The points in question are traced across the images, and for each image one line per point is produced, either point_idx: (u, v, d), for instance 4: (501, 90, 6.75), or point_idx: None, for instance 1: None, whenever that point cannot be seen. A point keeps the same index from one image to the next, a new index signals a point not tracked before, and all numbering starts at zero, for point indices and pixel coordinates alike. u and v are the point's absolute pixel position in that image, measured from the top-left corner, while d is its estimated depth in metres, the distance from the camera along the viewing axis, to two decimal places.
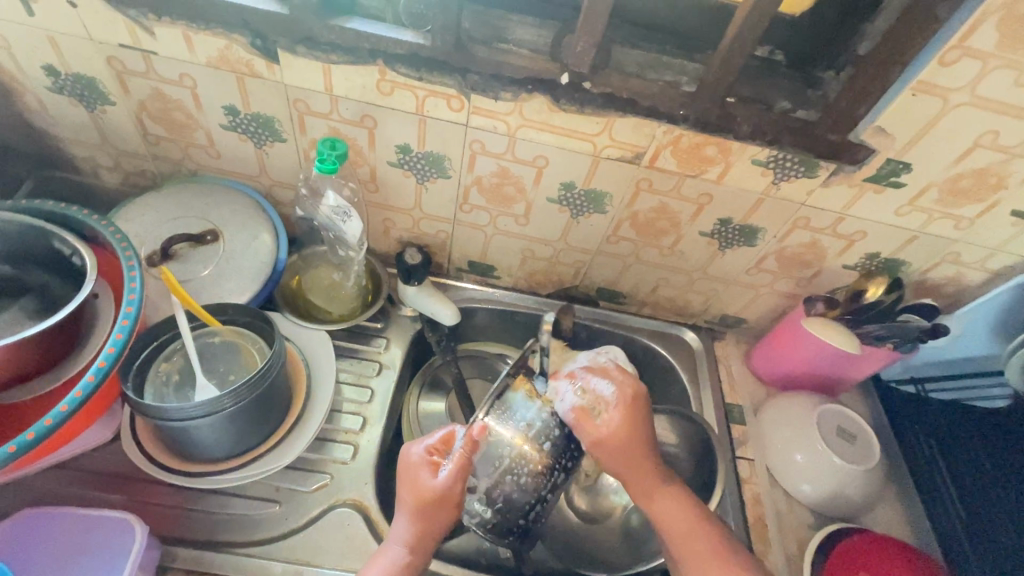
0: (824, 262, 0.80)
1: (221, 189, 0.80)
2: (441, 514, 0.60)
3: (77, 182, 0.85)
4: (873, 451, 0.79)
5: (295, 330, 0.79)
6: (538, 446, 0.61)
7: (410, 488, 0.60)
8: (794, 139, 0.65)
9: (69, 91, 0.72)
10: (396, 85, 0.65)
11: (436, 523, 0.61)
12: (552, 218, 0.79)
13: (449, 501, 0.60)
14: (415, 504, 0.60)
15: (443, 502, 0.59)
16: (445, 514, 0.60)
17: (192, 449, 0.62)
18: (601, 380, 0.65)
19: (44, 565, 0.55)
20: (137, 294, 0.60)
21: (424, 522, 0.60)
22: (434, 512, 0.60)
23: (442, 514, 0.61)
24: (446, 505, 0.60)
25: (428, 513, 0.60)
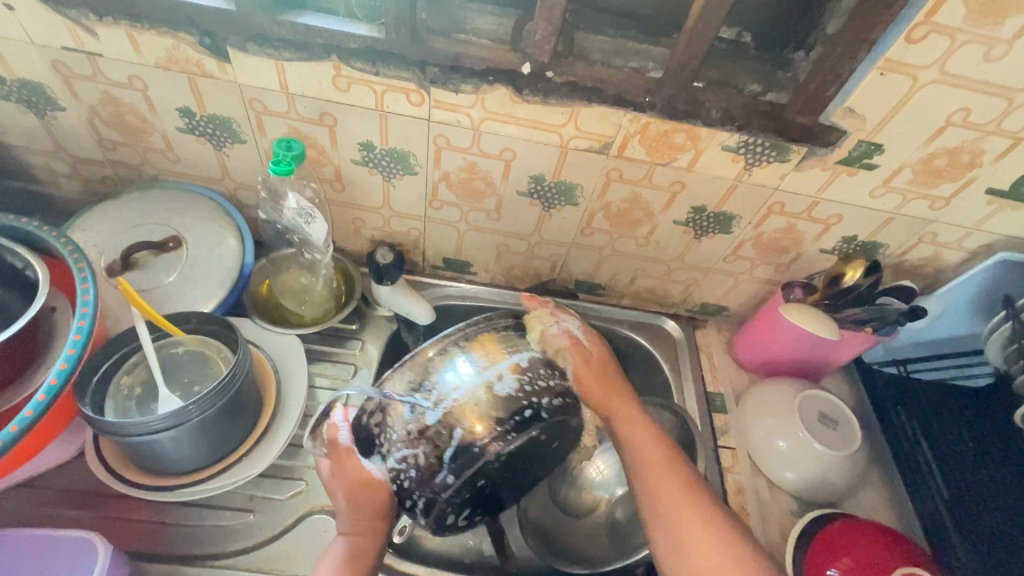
0: (802, 247, 0.79)
1: (183, 193, 0.78)
2: (366, 497, 0.57)
3: (36, 191, 0.82)
4: (854, 435, 0.78)
5: (266, 336, 0.77)
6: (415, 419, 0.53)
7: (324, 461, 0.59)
8: (764, 123, 0.63)
9: (16, 98, 0.69)
10: (353, 80, 0.63)
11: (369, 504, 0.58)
12: (524, 211, 0.78)
13: (365, 489, 0.56)
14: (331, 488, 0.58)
15: (366, 488, 0.56)
16: (368, 496, 0.57)
17: (157, 463, 0.61)
18: (569, 319, 0.65)
19: None
20: (90, 307, 0.59)
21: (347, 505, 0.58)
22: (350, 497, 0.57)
23: (364, 499, 0.57)
24: (364, 491, 0.56)
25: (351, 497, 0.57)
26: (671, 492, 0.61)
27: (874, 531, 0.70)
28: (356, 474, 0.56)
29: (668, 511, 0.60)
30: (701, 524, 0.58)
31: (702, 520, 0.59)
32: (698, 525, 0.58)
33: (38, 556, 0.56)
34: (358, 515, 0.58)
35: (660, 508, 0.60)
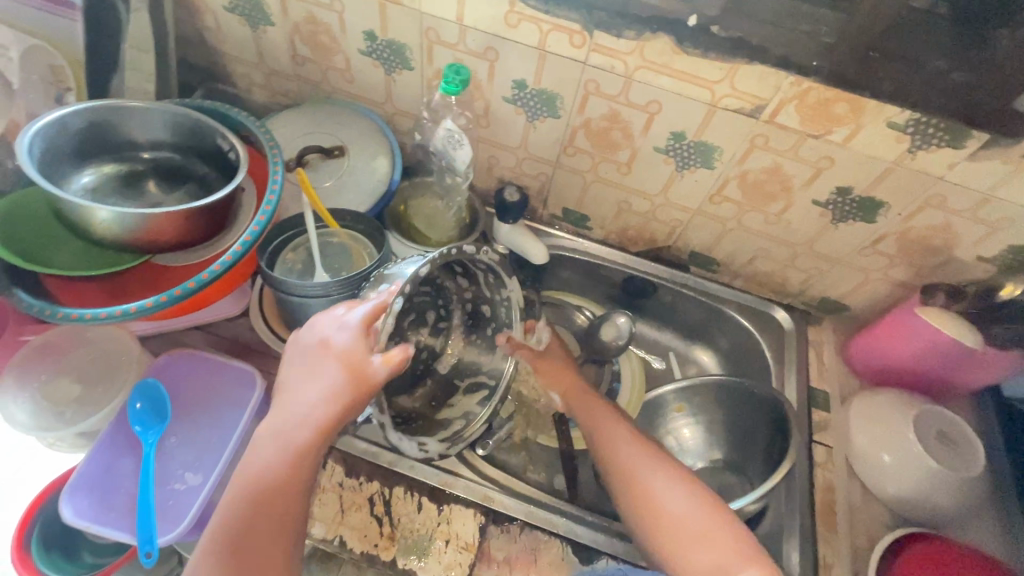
0: (955, 250, 0.72)
1: (351, 112, 0.88)
2: (301, 473, 0.54)
3: (234, 96, 0.97)
4: (976, 460, 0.72)
5: (399, 247, 0.84)
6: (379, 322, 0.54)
7: (341, 374, 0.55)
8: (942, 102, 0.59)
9: (240, 11, 0.82)
10: (524, 17, 0.67)
11: (274, 482, 0.53)
12: (655, 169, 0.79)
13: (318, 447, 0.55)
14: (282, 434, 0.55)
15: (356, 378, 0.54)
16: (303, 469, 0.55)
17: (306, 329, 0.72)
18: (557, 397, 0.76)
19: (180, 403, 0.63)
20: (279, 189, 0.70)
21: (281, 470, 0.54)
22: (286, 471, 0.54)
23: (302, 463, 0.54)
24: (313, 449, 0.55)
25: (307, 428, 0.55)
26: (636, 454, 0.65)
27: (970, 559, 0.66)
28: (326, 417, 0.55)
29: (639, 477, 0.63)
30: (682, 493, 0.61)
31: (680, 485, 0.61)
32: (677, 495, 0.60)
33: (210, 383, 0.65)
34: (273, 490, 0.53)
35: (617, 459, 0.65)
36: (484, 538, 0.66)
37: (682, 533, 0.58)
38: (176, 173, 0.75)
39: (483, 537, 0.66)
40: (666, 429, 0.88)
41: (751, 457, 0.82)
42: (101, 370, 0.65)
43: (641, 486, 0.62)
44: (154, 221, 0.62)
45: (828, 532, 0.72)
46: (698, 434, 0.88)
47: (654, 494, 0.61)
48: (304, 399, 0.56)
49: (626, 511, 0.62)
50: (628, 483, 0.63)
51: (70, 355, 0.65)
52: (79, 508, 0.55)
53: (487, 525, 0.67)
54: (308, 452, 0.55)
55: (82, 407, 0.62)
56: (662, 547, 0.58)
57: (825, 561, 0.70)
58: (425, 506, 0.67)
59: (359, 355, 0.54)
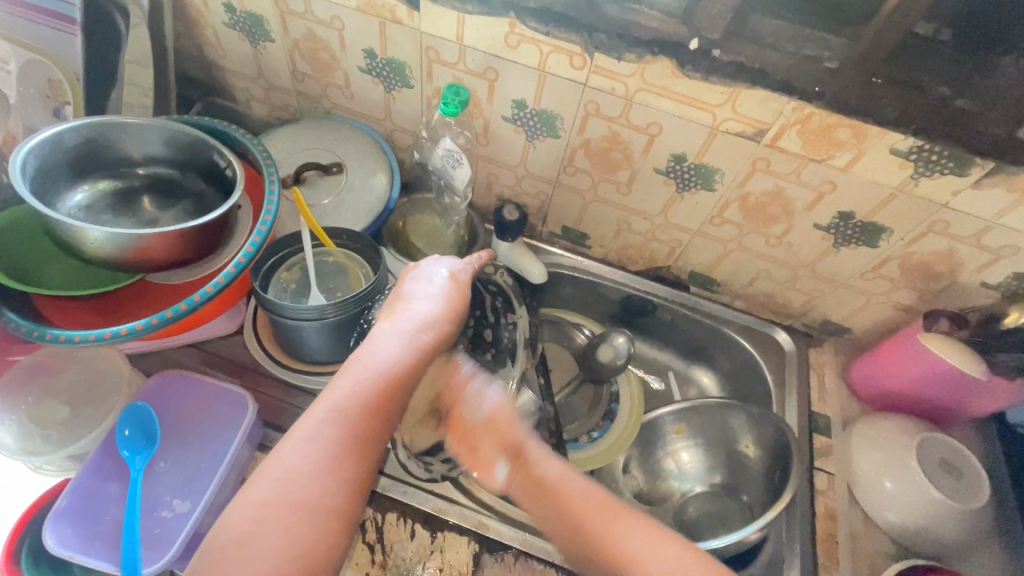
0: (959, 276, 0.71)
1: (350, 129, 0.87)
2: (386, 412, 0.51)
3: (233, 109, 0.97)
4: (981, 490, 0.71)
5: (396, 265, 0.83)
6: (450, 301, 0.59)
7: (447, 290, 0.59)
8: (946, 129, 0.58)
9: (240, 27, 0.82)
10: (524, 38, 0.67)
11: (358, 420, 0.50)
12: (656, 190, 0.78)
13: (414, 367, 0.54)
14: (371, 373, 0.51)
15: (460, 314, 0.59)
16: (389, 391, 0.51)
17: (299, 350, 0.70)
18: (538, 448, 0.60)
19: (170, 427, 0.62)
20: (275, 208, 0.70)
21: (372, 396, 0.51)
22: (369, 408, 0.50)
23: (390, 400, 0.51)
24: (407, 375, 0.53)
25: (426, 326, 0.56)
26: (597, 508, 0.54)
27: None
28: (439, 320, 0.56)
29: (607, 522, 0.53)
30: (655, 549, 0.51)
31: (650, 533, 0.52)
32: (642, 539, 0.52)
33: (200, 406, 0.64)
34: (364, 409, 0.50)
35: (580, 516, 0.54)
36: (477, 567, 0.64)
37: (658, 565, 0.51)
38: (172, 190, 0.74)
39: (477, 566, 0.64)
40: (665, 450, 0.88)
41: (751, 482, 0.81)
42: (90, 390, 0.63)
43: (608, 537, 0.52)
44: (147, 240, 0.61)
45: (829, 562, 0.71)
46: (697, 457, 0.87)
47: (621, 547, 0.51)
48: (390, 340, 0.54)
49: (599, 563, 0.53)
50: (588, 537, 0.53)
51: (60, 376, 0.64)
52: (62, 535, 0.53)
53: (481, 553, 0.65)
54: (407, 370, 0.53)
55: (69, 430, 0.61)
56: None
57: None
58: (417, 533, 0.66)
59: (462, 288, 0.60)
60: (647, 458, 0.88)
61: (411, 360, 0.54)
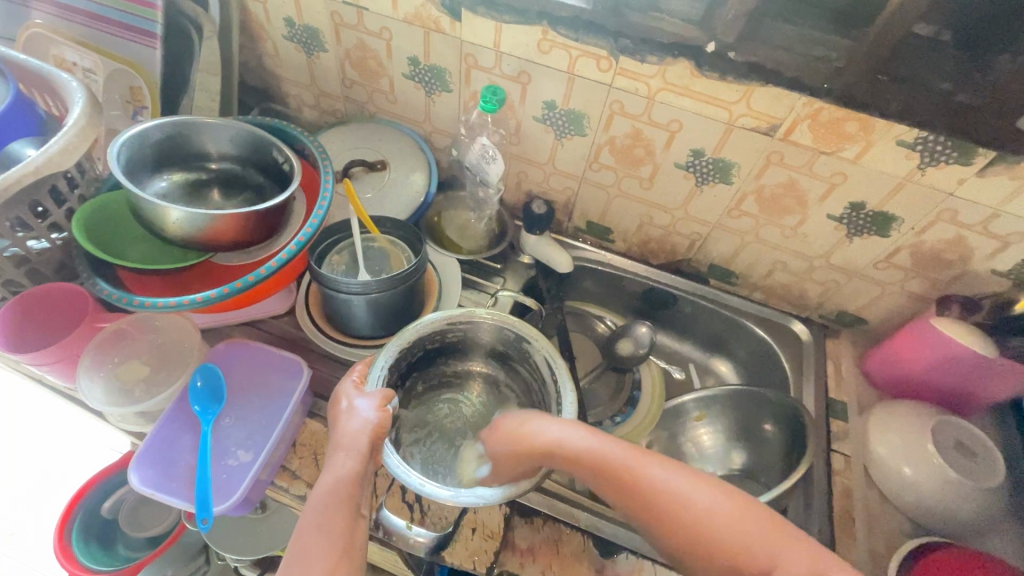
0: (969, 264, 0.75)
1: (392, 130, 0.95)
2: (341, 518, 0.55)
3: (285, 114, 1.06)
4: (997, 469, 0.72)
5: (434, 255, 0.91)
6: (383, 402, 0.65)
7: (375, 414, 0.63)
8: (950, 121, 0.63)
9: (298, 39, 0.91)
10: (555, 44, 0.74)
11: (314, 544, 0.53)
12: (676, 183, 0.84)
13: (357, 484, 0.58)
14: (320, 498, 0.56)
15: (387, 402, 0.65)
16: (338, 518, 0.55)
17: (346, 325, 0.77)
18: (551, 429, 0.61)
19: (234, 390, 0.68)
20: (329, 196, 0.77)
21: (320, 510, 0.55)
22: (318, 535, 0.53)
23: (341, 520, 0.55)
24: (351, 490, 0.57)
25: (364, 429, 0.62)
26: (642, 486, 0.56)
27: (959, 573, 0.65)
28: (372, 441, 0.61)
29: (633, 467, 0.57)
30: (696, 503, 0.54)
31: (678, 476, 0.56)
32: (658, 468, 0.57)
33: (261, 370, 0.70)
34: (327, 513, 0.55)
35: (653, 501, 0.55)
36: (509, 528, 0.69)
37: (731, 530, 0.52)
38: (237, 183, 0.83)
39: (508, 527, 0.69)
40: (685, 434, 0.91)
41: (769, 462, 0.84)
42: (165, 356, 0.71)
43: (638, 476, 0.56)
44: (221, 220, 0.69)
45: (846, 538, 0.73)
46: (717, 442, 0.90)
47: (653, 479, 0.56)
48: (328, 474, 0.59)
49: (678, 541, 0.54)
50: (622, 485, 0.56)
51: (140, 341, 0.72)
52: (145, 476, 0.60)
53: (512, 515, 0.70)
54: (352, 494, 0.57)
55: (148, 387, 0.69)
56: (697, 561, 0.53)
57: None
58: None
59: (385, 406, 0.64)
60: (667, 441, 0.91)
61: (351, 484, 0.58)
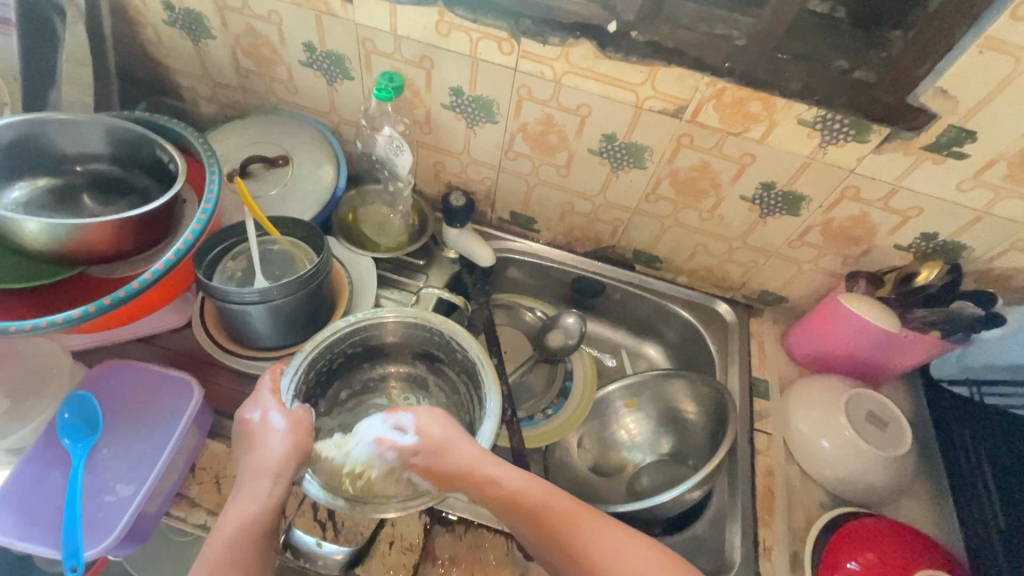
0: (874, 240, 0.76)
1: (296, 122, 0.89)
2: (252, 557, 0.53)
3: (180, 108, 0.97)
4: (904, 437, 0.75)
5: (348, 254, 0.86)
6: (302, 414, 0.62)
7: (294, 431, 0.60)
8: (846, 99, 0.63)
9: (181, 25, 0.83)
10: (453, 26, 0.69)
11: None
12: (593, 170, 0.81)
13: (273, 515, 0.56)
14: (232, 535, 0.53)
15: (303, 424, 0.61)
16: (250, 555, 0.53)
17: (246, 337, 0.71)
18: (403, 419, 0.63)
19: (114, 417, 0.62)
20: (215, 197, 0.70)
21: (233, 546, 0.53)
22: (232, 572, 0.51)
23: (252, 558, 0.53)
24: (267, 521, 0.55)
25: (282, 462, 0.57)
26: (564, 509, 0.57)
27: (843, 561, 0.66)
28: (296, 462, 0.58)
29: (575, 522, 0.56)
30: (624, 548, 0.55)
31: (622, 536, 0.56)
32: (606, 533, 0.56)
33: (146, 392, 0.64)
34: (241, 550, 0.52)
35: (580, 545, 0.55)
36: (429, 539, 0.66)
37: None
38: (117, 186, 0.75)
39: (428, 537, 0.66)
40: (617, 422, 0.90)
41: (696, 445, 0.84)
42: (32, 383, 0.64)
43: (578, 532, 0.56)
44: (86, 229, 0.61)
45: (767, 516, 0.74)
46: (648, 428, 0.89)
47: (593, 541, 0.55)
48: (247, 503, 0.55)
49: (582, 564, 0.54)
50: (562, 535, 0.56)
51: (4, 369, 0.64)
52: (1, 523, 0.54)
53: (432, 525, 0.67)
54: (270, 525, 0.55)
55: (8, 421, 0.61)
56: None
57: (765, 544, 0.72)
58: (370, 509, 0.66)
59: (305, 422, 0.61)
60: (599, 431, 0.90)
61: (271, 511, 0.56)
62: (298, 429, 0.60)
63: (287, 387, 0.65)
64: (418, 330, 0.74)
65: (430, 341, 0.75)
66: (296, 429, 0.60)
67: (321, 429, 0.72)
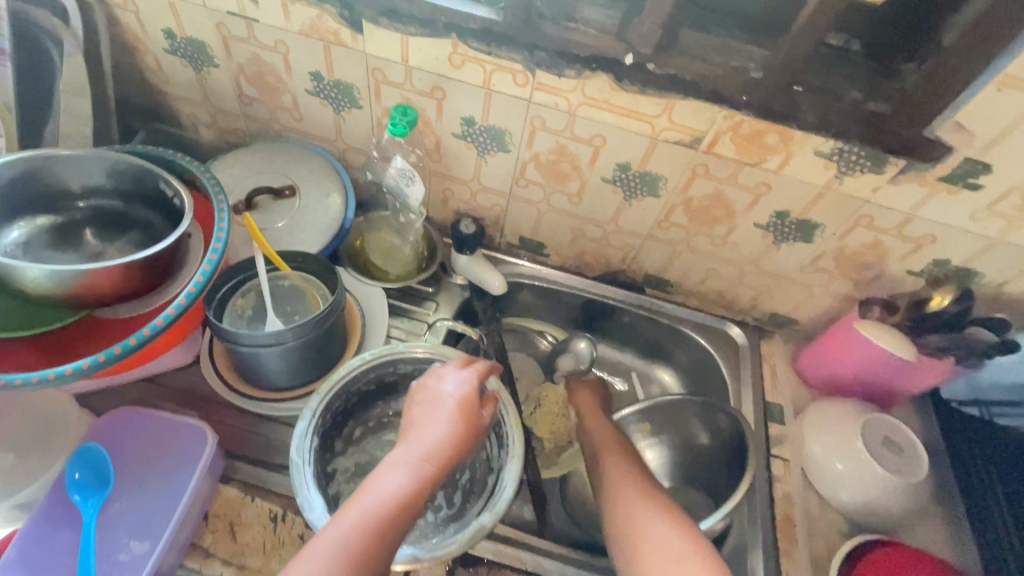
0: (887, 265, 0.77)
1: (301, 150, 0.87)
2: (396, 527, 0.52)
3: (179, 135, 0.95)
4: (920, 462, 0.75)
5: (358, 286, 0.84)
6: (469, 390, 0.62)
7: (457, 414, 0.60)
8: (863, 132, 0.63)
9: (182, 53, 0.80)
10: (467, 58, 0.68)
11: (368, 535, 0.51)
12: (606, 198, 0.81)
13: (425, 488, 0.55)
14: (389, 494, 0.53)
15: (468, 413, 0.60)
16: (394, 521, 0.52)
17: (259, 377, 0.69)
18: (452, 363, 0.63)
19: (124, 469, 0.60)
20: (224, 234, 0.68)
21: (391, 503, 0.53)
22: (376, 526, 0.51)
23: (395, 521, 0.52)
24: (417, 495, 0.54)
25: (437, 444, 0.57)
26: (630, 478, 0.67)
27: None
28: (447, 447, 0.57)
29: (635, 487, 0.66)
30: (662, 525, 0.59)
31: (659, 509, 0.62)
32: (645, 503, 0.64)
33: (157, 441, 0.62)
34: (387, 516, 0.52)
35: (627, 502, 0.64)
36: None
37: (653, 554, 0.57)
38: (119, 221, 0.73)
39: None
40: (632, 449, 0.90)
41: (712, 472, 0.84)
42: (38, 434, 0.61)
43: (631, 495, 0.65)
44: (92, 275, 0.59)
45: (787, 545, 0.74)
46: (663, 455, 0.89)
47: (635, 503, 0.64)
48: (398, 473, 0.55)
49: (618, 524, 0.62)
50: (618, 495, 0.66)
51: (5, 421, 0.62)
52: None
53: (456, 567, 0.66)
54: (413, 502, 0.54)
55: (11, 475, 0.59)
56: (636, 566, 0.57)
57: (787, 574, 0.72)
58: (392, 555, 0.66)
59: (468, 404, 0.61)
60: None
61: (418, 487, 0.55)
62: (476, 407, 0.61)
63: (305, 430, 0.64)
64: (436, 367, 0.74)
65: None
66: (462, 409, 0.60)
67: (337, 470, 0.70)
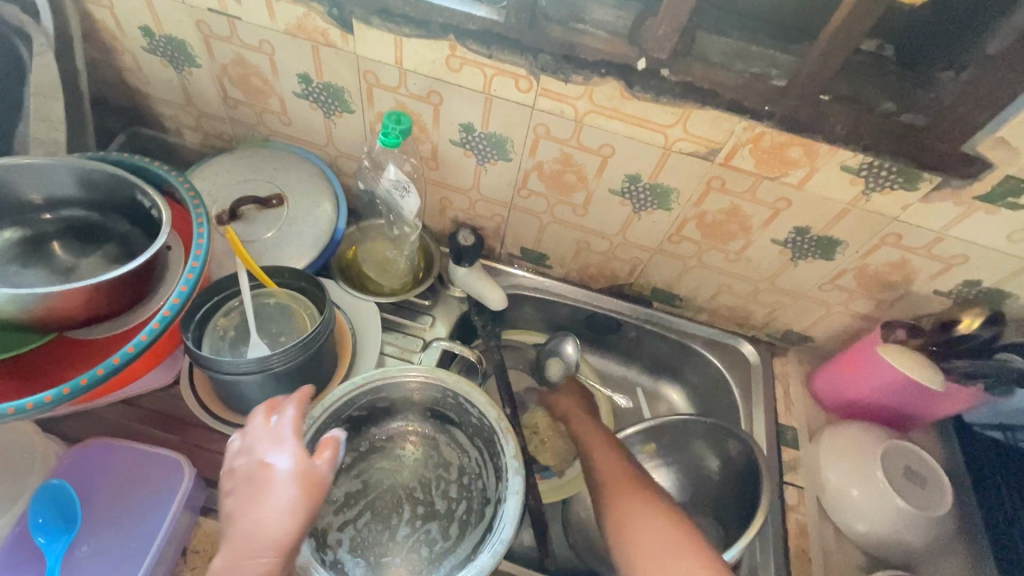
0: (913, 285, 0.72)
1: (290, 155, 0.82)
2: None
3: (162, 138, 0.90)
4: (943, 496, 0.71)
5: (349, 301, 0.79)
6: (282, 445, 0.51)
7: (296, 492, 0.47)
8: (895, 146, 0.58)
9: (162, 52, 0.75)
10: (466, 61, 0.63)
11: None
12: (613, 210, 0.76)
13: None
14: None
15: (310, 488, 0.48)
16: None
17: (241, 404, 0.64)
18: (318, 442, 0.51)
19: (102, 501, 0.61)
20: (204, 251, 0.63)
21: None
22: None
23: None
24: None
25: (270, 536, 0.45)
26: (619, 477, 0.65)
27: None
28: (287, 537, 0.46)
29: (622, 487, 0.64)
30: (651, 518, 0.59)
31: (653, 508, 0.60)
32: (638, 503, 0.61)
33: (135, 472, 0.63)
34: None
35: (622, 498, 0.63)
36: None
37: (644, 544, 0.57)
38: (92, 233, 0.68)
39: None
40: None
41: (722, 498, 0.80)
42: None
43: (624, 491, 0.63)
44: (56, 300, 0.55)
45: None
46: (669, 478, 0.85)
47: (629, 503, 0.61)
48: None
49: (610, 515, 0.62)
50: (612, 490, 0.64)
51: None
52: None
53: None
54: None
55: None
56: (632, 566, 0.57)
57: None
58: None
59: (309, 478, 0.48)
60: None
61: None
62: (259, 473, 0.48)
63: None
64: (432, 391, 0.69)
65: (445, 403, 0.70)
66: (249, 485, 0.47)
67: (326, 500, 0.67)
